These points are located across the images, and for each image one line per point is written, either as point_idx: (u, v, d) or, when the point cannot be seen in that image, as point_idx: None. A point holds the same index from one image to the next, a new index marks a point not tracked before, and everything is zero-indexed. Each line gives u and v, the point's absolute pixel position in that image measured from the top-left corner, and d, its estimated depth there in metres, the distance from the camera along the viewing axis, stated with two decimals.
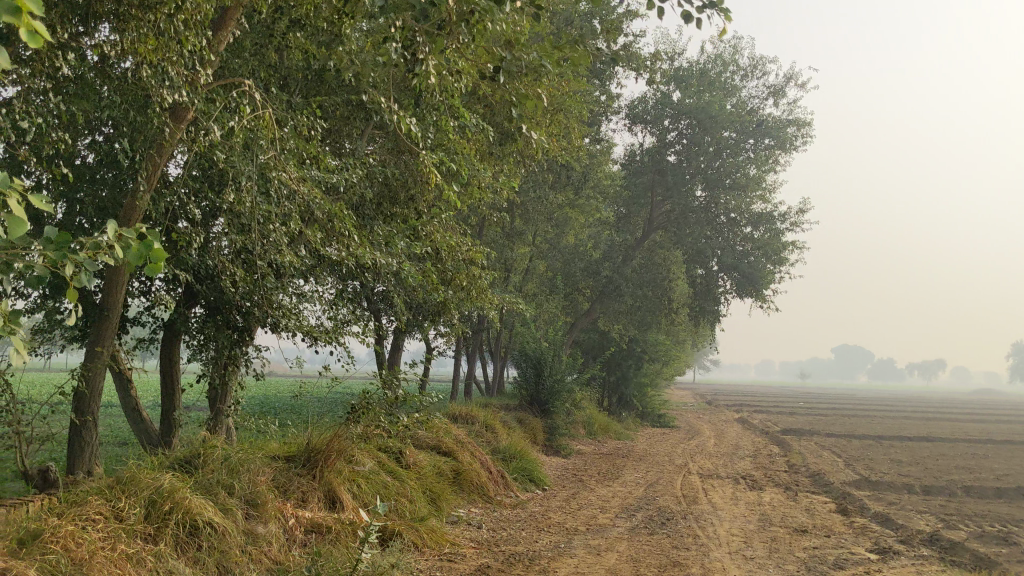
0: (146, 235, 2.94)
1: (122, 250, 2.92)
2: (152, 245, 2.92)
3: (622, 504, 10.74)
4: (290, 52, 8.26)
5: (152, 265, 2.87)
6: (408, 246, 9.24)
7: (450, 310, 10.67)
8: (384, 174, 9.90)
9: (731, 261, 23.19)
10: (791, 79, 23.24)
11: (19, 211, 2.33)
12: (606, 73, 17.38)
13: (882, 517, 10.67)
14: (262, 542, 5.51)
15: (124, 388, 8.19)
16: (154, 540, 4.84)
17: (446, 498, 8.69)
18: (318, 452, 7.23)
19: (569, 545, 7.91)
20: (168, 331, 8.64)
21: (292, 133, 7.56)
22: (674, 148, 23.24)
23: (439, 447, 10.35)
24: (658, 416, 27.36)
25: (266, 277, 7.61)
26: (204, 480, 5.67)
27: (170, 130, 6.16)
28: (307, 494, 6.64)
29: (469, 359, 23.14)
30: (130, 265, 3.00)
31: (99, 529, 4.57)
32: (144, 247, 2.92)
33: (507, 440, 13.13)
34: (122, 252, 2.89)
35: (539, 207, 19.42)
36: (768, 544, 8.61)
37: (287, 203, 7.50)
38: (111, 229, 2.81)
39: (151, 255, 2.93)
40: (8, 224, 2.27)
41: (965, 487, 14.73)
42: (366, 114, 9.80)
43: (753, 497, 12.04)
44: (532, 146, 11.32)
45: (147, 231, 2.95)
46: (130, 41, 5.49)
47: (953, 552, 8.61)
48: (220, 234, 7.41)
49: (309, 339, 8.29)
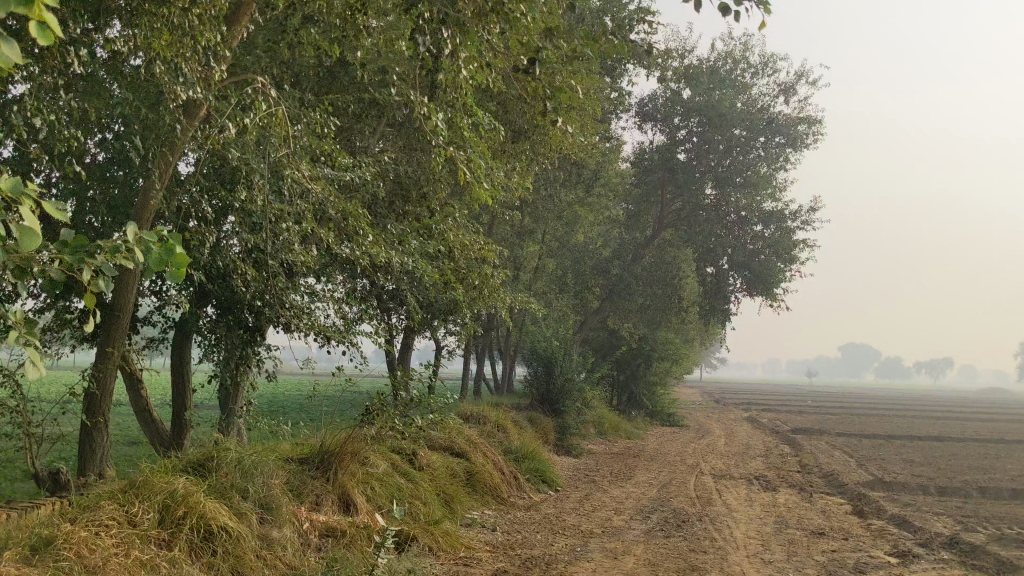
0: (168, 239, 2.85)
1: (142, 255, 2.84)
2: (174, 248, 2.83)
3: (636, 506, 10.62)
4: (303, 49, 8.16)
5: (172, 270, 2.80)
6: (421, 246, 9.14)
7: (463, 309, 10.57)
8: (397, 172, 9.80)
9: (740, 259, 22.62)
10: (803, 76, 23.07)
11: (34, 220, 2.27)
12: (617, 69, 17.27)
13: (899, 519, 10.54)
14: (277, 546, 5.41)
15: (135, 388, 8.10)
16: (169, 546, 4.75)
17: (460, 500, 8.60)
18: (332, 455, 7.14)
19: (585, 548, 7.80)
20: (179, 331, 8.54)
21: (305, 130, 7.44)
22: (684, 146, 23.12)
23: (451, 447, 10.25)
24: (668, 415, 27.24)
25: (279, 276, 7.51)
26: (217, 483, 5.57)
27: (183, 128, 6.07)
28: (321, 498, 6.55)
29: (479, 358, 23.04)
30: (149, 268, 2.90)
31: (113, 535, 4.47)
32: (164, 252, 2.83)
33: (519, 440, 13.04)
34: (144, 256, 2.82)
35: (549, 206, 19.29)
36: (786, 547, 8.50)
37: (301, 202, 7.39)
38: (132, 231, 2.72)
39: (172, 260, 2.85)
40: (22, 233, 2.21)
41: (981, 488, 14.57)
42: (379, 112, 9.71)
43: (768, 498, 11.91)
44: (545, 144, 11.18)
45: (167, 234, 2.87)
46: (143, 38, 5.40)
47: (974, 555, 8.48)
48: (232, 233, 7.32)
49: (321, 339, 8.19)
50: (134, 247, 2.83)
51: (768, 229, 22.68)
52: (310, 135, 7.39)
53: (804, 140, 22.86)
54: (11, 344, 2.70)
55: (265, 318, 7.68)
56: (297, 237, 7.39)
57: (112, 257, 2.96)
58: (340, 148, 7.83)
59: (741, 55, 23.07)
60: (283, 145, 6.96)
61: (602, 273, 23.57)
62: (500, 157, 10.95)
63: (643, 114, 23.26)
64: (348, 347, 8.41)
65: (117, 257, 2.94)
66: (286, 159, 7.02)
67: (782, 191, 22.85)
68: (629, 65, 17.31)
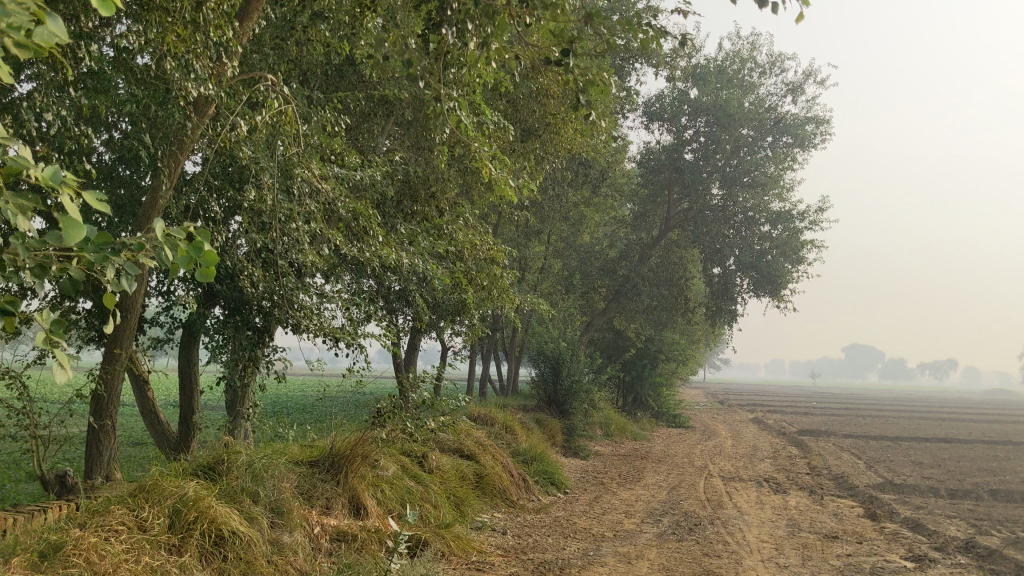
0: (194, 237, 2.84)
1: (170, 254, 2.82)
2: (201, 245, 2.80)
3: (647, 509, 10.51)
4: (312, 46, 8.08)
5: (203, 269, 2.77)
6: (431, 246, 9.04)
7: (472, 310, 10.47)
8: (406, 171, 9.71)
9: (748, 260, 22.55)
10: (811, 76, 22.97)
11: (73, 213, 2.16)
12: (626, 68, 17.19)
13: (912, 522, 10.42)
14: (288, 551, 5.32)
15: (141, 390, 7.98)
16: (179, 552, 4.65)
17: (470, 502, 8.51)
18: (343, 457, 7.04)
19: (598, 552, 7.70)
20: (186, 332, 8.41)
21: (316, 129, 7.34)
22: (690, 146, 23.01)
23: (460, 450, 10.16)
24: (674, 416, 27.14)
25: (288, 277, 7.40)
26: (228, 487, 5.47)
27: (194, 124, 5.98)
28: (332, 501, 6.45)
29: (484, 359, 22.96)
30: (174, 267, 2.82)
31: (123, 540, 4.38)
32: (192, 250, 2.82)
33: (528, 442, 12.95)
34: (169, 252, 2.73)
35: (556, 207, 19.20)
36: (800, 551, 8.40)
37: (310, 201, 7.28)
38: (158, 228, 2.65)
39: (200, 258, 2.84)
40: (66, 228, 2.11)
41: (993, 490, 14.45)
42: (388, 111, 9.64)
43: (779, 501, 11.80)
44: (554, 142, 11.08)
45: (193, 230, 2.82)
46: (154, 33, 5.31)
47: (991, 559, 8.37)
48: (241, 233, 7.23)
49: (329, 341, 8.09)
50: (160, 243, 2.77)
51: (776, 229, 22.60)
52: (321, 134, 7.29)
53: (812, 139, 22.72)
54: (31, 343, 2.60)
55: (274, 319, 7.59)
56: (307, 237, 7.30)
57: (133, 254, 2.88)
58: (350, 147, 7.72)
59: (748, 55, 22.97)
60: (294, 144, 6.86)
61: (609, 274, 23.49)
62: (509, 157, 10.84)
63: (650, 114, 23.18)
64: (357, 349, 8.32)
65: (137, 255, 2.86)
66: (297, 158, 6.92)
67: (789, 191, 22.74)
68: (636, 63, 17.24)
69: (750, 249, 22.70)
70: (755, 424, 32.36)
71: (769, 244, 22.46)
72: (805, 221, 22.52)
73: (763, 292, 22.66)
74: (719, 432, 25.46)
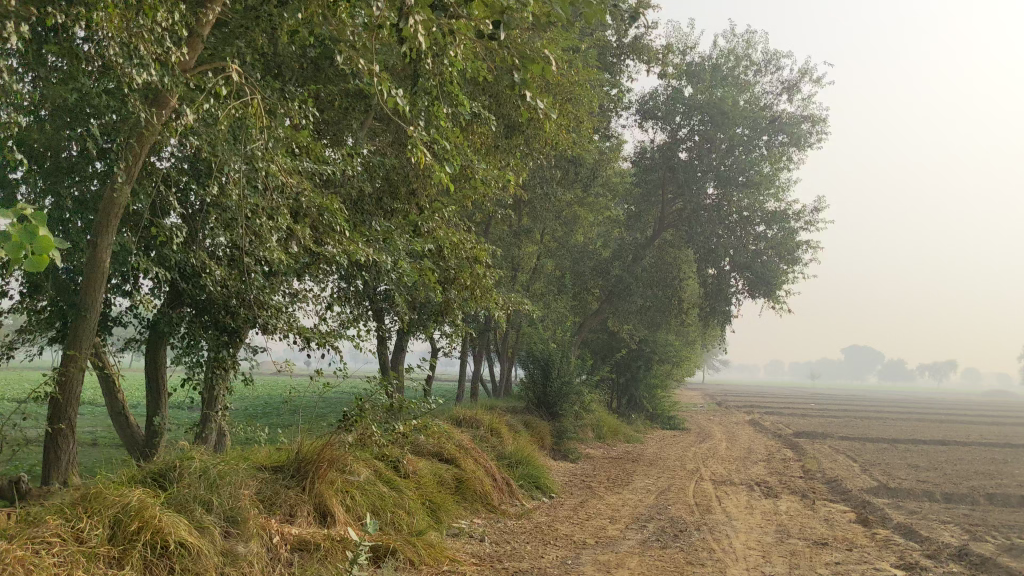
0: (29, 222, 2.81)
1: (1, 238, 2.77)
2: (37, 231, 2.80)
3: (633, 514, 10.26)
4: (281, 35, 7.80)
5: (36, 258, 2.77)
6: (408, 244, 8.77)
7: (454, 311, 10.20)
8: (384, 167, 9.47)
9: (743, 260, 22.35)
10: (806, 74, 22.71)
11: None
12: (616, 66, 17.01)
13: (905, 528, 10.16)
14: (243, 562, 5.04)
15: (109, 390, 7.76)
16: (120, 565, 4.39)
17: (447, 508, 8.26)
18: (310, 462, 6.77)
19: (577, 561, 7.43)
20: (155, 333, 8.14)
21: (284, 123, 7.05)
22: (685, 145, 22.77)
23: (440, 453, 9.91)
24: (669, 418, 26.90)
25: (255, 275, 7.16)
26: (179, 496, 5.20)
27: (152, 119, 5.74)
28: (296, 508, 6.19)
29: (476, 359, 22.67)
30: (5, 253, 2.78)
31: (55, 553, 4.12)
32: (26, 235, 2.78)
33: (514, 445, 12.69)
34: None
35: (547, 206, 18.94)
36: (788, 559, 8.14)
37: (277, 196, 7.03)
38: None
39: (36, 244, 2.81)
40: None
41: (989, 494, 14.20)
42: (366, 104, 9.39)
43: (769, 506, 11.54)
44: (540, 139, 10.81)
45: (29, 213, 2.82)
46: (99, 17, 5.02)
47: (984, 568, 8.09)
48: (207, 230, 6.96)
49: (301, 341, 7.83)
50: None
51: (771, 229, 22.35)
52: (290, 128, 6.99)
53: (808, 139, 22.45)
54: None
55: (242, 320, 7.31)
56: (275, 234, 7.03)
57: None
58: (320, 141, 7.45)
59: (744, 53, 22.69)
60: (259, 138, 6.59)
61: (603, 275, 23.27)
62: (494, 153, 10.57)
63: (644, 112, 22.92)
64: (329, 350, 8.05)
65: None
66: (263, 153, 6.65)
67: (784, 191, 22.46)
68: (628, 60, 17.03)
69: (745, 249, 22.53)
70: (752, 426, 32.10)
71: (764, 245, 22.21)
72: (800, 221, 22.25)
73: (758, 292, 22.43)
74: (714, 434, 25.21)
